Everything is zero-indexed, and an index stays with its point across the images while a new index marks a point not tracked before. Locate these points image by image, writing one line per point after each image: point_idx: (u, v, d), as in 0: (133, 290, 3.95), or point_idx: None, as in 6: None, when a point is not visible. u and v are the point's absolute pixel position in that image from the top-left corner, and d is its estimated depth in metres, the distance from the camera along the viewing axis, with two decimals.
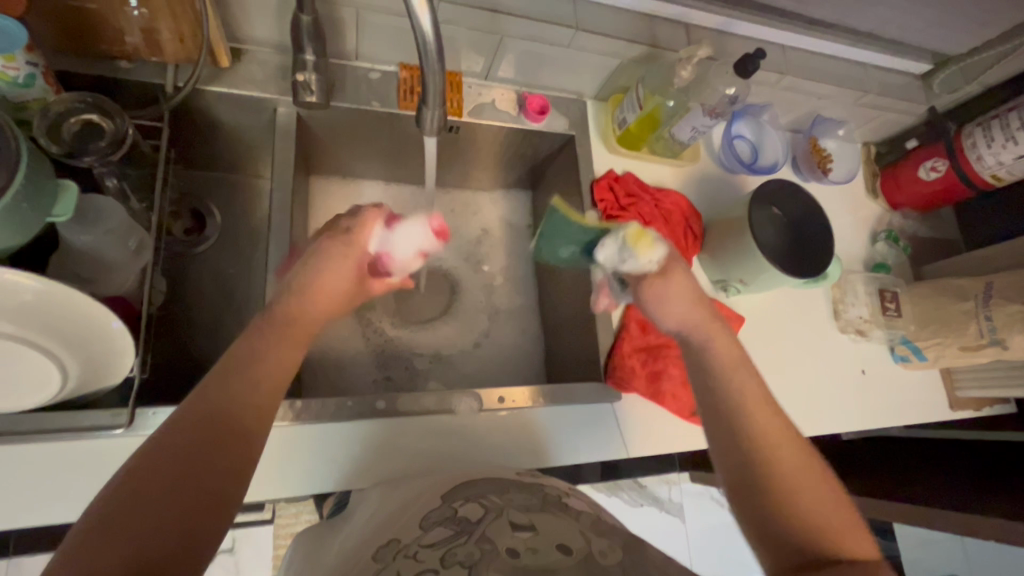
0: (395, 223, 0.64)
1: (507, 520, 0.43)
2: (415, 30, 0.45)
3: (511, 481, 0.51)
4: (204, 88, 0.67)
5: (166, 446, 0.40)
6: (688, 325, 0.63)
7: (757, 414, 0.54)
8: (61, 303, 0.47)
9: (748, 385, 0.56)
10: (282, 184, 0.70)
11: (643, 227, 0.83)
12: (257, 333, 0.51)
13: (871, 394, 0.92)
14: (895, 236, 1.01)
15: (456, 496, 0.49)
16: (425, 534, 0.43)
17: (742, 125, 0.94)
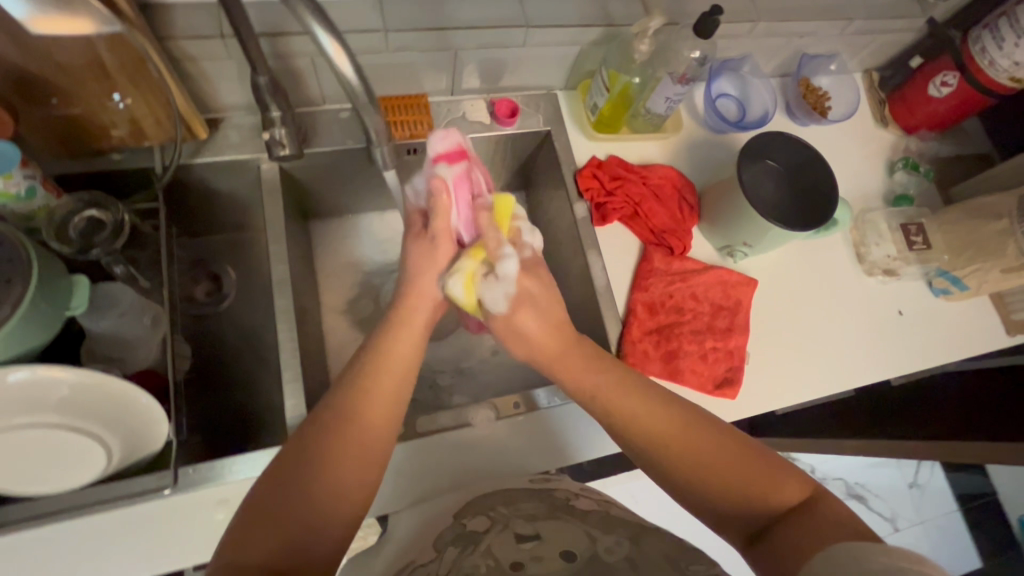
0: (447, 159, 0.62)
1: (513, 532, 0.47)
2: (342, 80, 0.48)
3: (522, 490, 0.55)
4: (190, 162, 0.72)
5: (270, 497, 0.48)
6: (540, 358, 0.64)
7: (643, 411, 0.58)
8: (98, 390, 0.53)
9: (620, 379, 0.60)
10: (277, 236, 0.74)
11: (634, 208, 0.82)
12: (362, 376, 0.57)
13: (912, 334, 0.87)
14: (913, 163, 0.95)
15: (467, 512, 0.52)
16: (439, 555, 0.46)
17: (723, 83, 0.90)
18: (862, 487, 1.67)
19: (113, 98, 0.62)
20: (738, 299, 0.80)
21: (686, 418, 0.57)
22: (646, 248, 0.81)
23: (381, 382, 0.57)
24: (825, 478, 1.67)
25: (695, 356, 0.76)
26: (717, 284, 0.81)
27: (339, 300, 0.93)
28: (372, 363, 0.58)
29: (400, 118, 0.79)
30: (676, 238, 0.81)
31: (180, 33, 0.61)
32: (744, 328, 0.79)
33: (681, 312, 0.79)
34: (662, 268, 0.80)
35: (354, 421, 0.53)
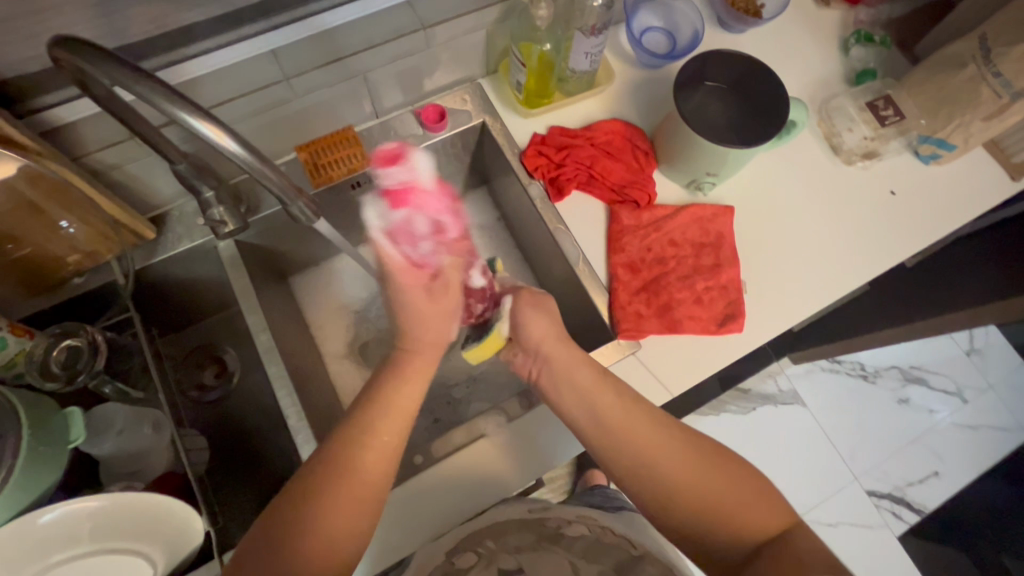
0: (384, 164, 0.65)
1: (498, 567, 0.54)
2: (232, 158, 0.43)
3: (515, 520, 0.62)
4: (147, 265, 0.72)
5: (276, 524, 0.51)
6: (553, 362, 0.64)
7: (638, 441, 0.58)
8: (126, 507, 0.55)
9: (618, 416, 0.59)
10: (252, 309, 0.75)
11: (588, 173, 0.79)
12: (362, 421, 0.57)
13: (909, 211, 0.82)
14: (866, 34, 0.88)
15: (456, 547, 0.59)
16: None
17: (645, 16, 0.86)
18: (918, 369, 1.63)
19: (61, 226, 0.62)
20: (719, 231, 0.78)
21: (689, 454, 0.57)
22: (612, 209, 0.79)
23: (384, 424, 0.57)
24: (879, 370, 1.62)
25: (689, 302, 0.74)
26: (693, 223, 0.78)
27: (338, 346, 0.94)
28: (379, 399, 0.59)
29: (334, 157, 0.78)
30: (638, 190, 0.78)
31: (92, 147, 0.62)
32: (732, 258, 0.76)
33: (664, 262, 0.77)
34: (633, 224, 0.78)
35: (360, 467, 0.54)
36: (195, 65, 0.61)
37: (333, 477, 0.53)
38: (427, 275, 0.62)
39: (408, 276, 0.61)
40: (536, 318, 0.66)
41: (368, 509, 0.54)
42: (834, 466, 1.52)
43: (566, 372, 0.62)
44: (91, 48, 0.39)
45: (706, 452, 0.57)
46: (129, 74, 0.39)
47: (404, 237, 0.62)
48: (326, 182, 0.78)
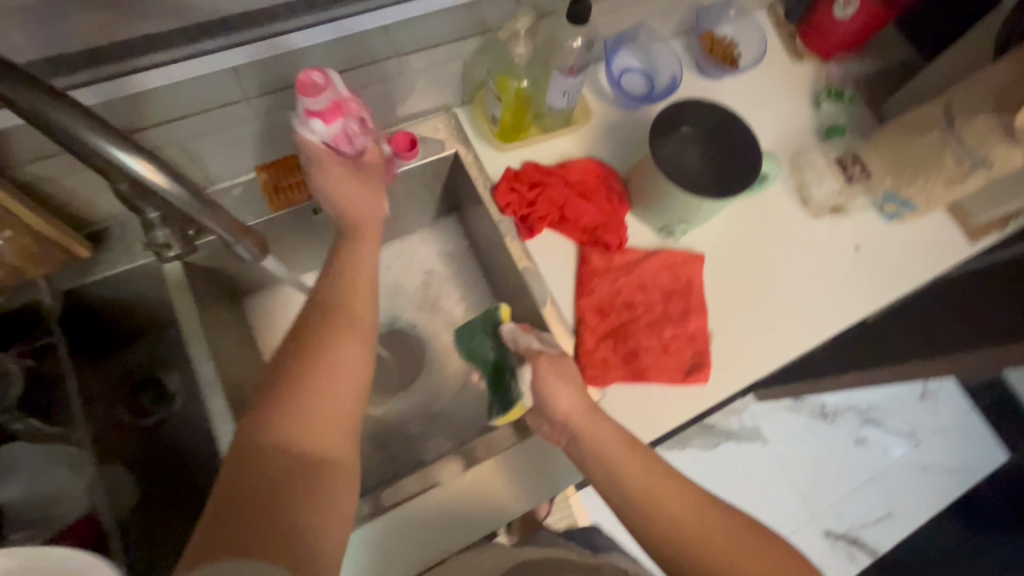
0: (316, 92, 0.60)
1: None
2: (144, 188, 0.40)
3: (568, 564, 0.52)
4: (81, 285, 0.67)
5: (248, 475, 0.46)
6: (576, 438, 0.61)
7: (676, 513, 0.54)
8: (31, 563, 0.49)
9: (658, 486, 0.56)
10: (195, 336, 0.70)
11: (561, 212, 0.77)
12: (316, 347, 0.54)
13: (874, 267, 0.84)
14: (836, 91, 0.91)
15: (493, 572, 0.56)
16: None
17: (624, 57, 0.86)
18: (874, 410, 1.66)
19: None
20: (689, 278, 0.77)
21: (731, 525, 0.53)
22: (583, 249, 0.77)
23: (337, 345, 0.55)
24: (837, 410, 1.65)
25: (656, 350, 0.73)
26: (664, 269, 0.77)
27: None
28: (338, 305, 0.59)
29: (296, 180, 0.74)
30: (610, 232, 0.77)
31: (24, 160, 0.57)
32: (701, 307, 0.76)
33: (632, 307, 0.75)
34: (603, 267, 0.76)
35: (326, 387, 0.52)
36: (149, 76, 0.57)
37: (301, 377, 0.52)
38: (351, 156, 0.70)
39: (337, 159, 0.68)
40: (565, 389, 0.64)
41: (347, 402, 0.53)
42: (793, 504, 1.54)
43: (594, 438, 0.59)
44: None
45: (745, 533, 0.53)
46: (57, 102, 0.36)
47: (343, 142, 0.67)
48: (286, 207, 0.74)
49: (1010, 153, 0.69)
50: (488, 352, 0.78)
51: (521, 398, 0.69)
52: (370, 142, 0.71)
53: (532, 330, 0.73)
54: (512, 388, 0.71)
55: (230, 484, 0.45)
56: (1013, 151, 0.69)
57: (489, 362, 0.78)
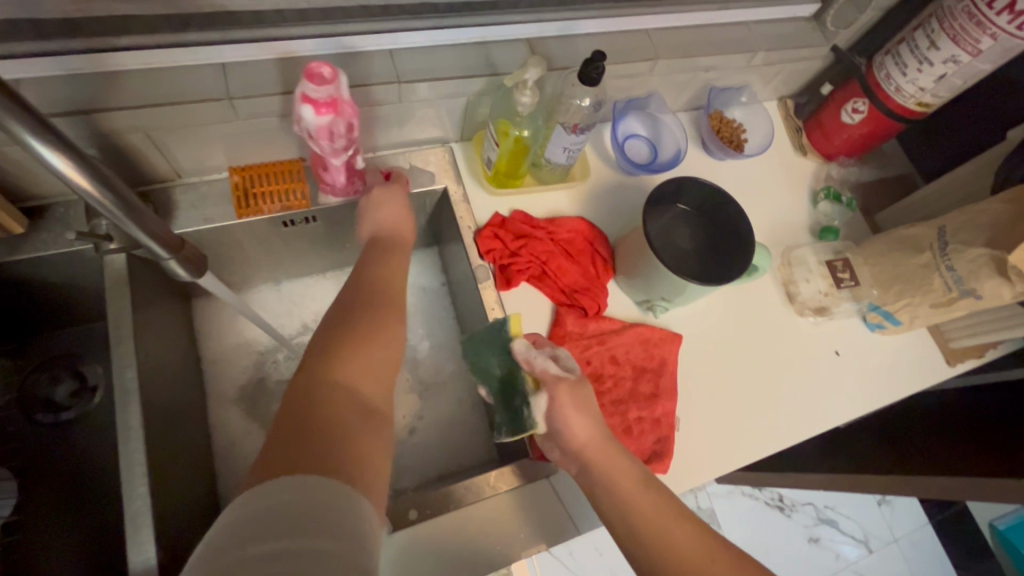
0: (318, 81, 0.54)
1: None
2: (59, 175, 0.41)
3: None
4: (7, 263, 0.61)
5: (309, 403, 0.43)
6: (591, 469, 0.58)
7: (686, 546, 0.52)
8: None
9: (672, 528, 0.53)
10: (124, 338, 0.63)
11: (541, 267, 0.74)
12: (364, 308, 0.54)
13: (850, 377, 0.81)
14: (835, 193, 0.90)
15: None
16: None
17: (632, 123, 0.85)
18: (831, 510, 1.62)
19: None
20: (662, 358, 0.74)
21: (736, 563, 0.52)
22: (558, 311, 0.73)
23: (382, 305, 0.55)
24: (795, 503, 1.61)
25: (617, 431, 0.69)
26: (638, 344, 0.74)
27: (231, 391, 0.82)
28: (374, 288, 0.57)
29: (270, 188, 0.71)
30: (589, 297, 0.74)
31: None
32: (670, 391, 0.72)
33: (600, 380, 0.71)
34: (576, 332, 0.72)
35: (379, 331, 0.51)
36: (123, 57, 0.56)
37: (356, 330, 0.50)
38: (335, 159, 0.64)
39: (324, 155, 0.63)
40: (574, 416, 0.59)
41: (388, 362, 0.51)
42: None
43: (605, 468, 0.57)
44: None
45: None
46: None
47: (325, 137, 0.60)
48: (252, 215, 0.69)
49: (998, 289, 0.68)
50: (494, 368, 0.67)
51: (538, 425, 0.61)
52: (346, 153, 0.64)
53: (541, 346, 0.66)
54: (525, 413, 0.63)
55: (292, 417, 0.42)
56: (1001, 286, 0.68)
57: (494, 377, 0.67)
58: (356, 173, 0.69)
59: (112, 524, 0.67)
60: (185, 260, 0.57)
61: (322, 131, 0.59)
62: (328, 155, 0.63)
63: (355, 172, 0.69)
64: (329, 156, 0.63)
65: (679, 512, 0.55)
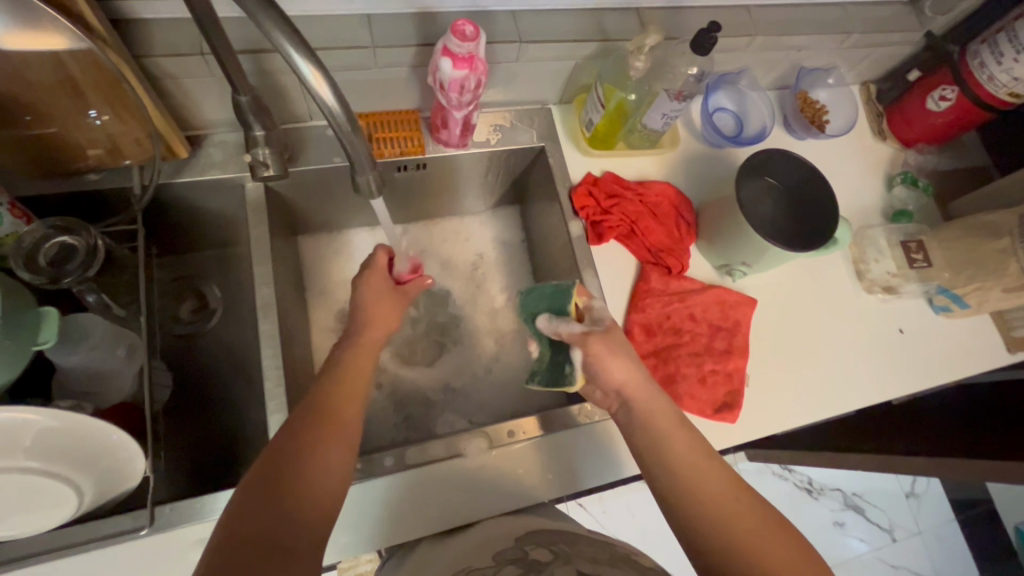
0: (461, 37, 0.59)
1: (575, 568, 0.49)
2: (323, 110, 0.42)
3: None
4: (170, 183, 0.69)
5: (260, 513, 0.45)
6: (634, 405, 0.61)
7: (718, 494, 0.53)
8: (81, 432, 0.50)
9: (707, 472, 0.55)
10: (262, 258, 0.71)
11: (631, 226, 0.79)
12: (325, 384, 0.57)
13: (912, 354, 0.85)
14: (912, 178, 0.93)
15: (531, 541, 0.57)
16: (497, 568, 0.52)
17: (720, 97, 0.89)
18: (859, 498, 1.64)
19: (90, 115, 0.59)
20: (737, 319, 0.79)
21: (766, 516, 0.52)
22: (643, 268, 0.79)
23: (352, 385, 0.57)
24: (823, 488, 1.64)
25: (693, 380, 0.74)
26: (715, 304, 0.79)
27: (327, 316, 0.88)
28: (347, 373, 0.58)
29: (390, 134, 0.77)
30: (673, 257, 0.79)
31: (156, 51, 0.59)
32: (744, 349, 0.77)
33: (679, 334, 0.77)
34: (659, 288, 0.78)
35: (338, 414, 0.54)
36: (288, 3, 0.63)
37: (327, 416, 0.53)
38: (458, 113, 0.70)
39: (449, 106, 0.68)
40: (621, 360, 0.62)
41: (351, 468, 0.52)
42: None
43: (649, 410, 0.59)
44: None
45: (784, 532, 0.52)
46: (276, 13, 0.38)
47: (455, 90, 0.65)
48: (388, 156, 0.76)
49: None
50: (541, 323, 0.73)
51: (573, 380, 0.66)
52: (469, 108, 0.69)
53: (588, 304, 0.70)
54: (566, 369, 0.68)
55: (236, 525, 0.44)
56: None
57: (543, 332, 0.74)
58: (469, 129, 0.75)
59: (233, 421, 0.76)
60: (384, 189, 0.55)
61: (455, 83, 0.64)
62: (454, 108, 0.69)
63: (470, 126, 0.75)
64: (453, 108, 0.69)
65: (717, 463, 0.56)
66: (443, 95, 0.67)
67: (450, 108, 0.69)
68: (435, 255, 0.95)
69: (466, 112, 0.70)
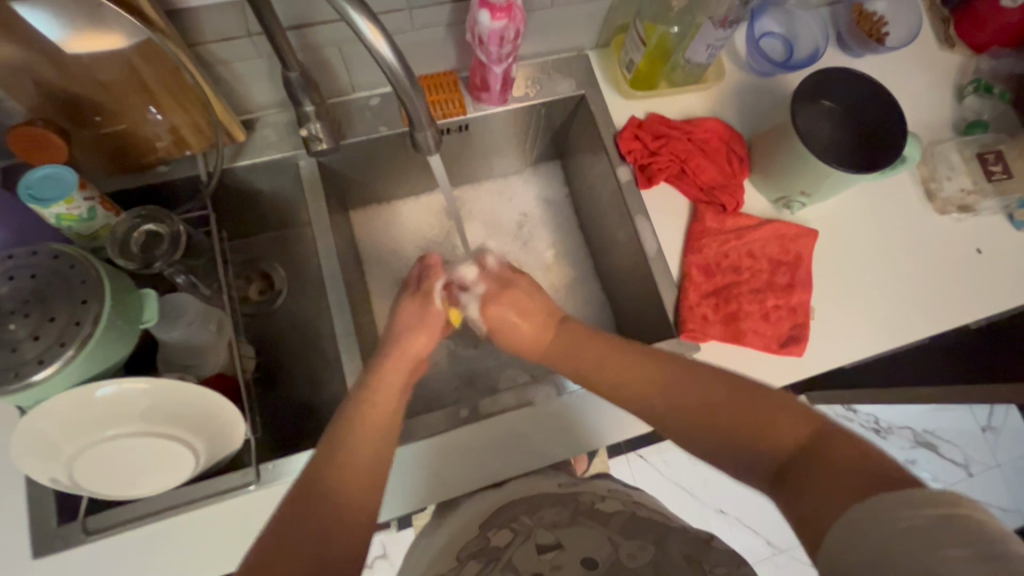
0: None
1: (534, 543, 0.51)
2: (381, 65, 0.45)
3: None
4: (231, 167, 0.72)
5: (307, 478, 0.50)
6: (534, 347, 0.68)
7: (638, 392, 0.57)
8: (190, 398, 0.55)
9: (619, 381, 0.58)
10: (323, 232, 0.74)
11: (681, 166, 0.78)
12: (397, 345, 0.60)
13: (993, 273, 0.80)
14: (986, 85, 0.86)
15: (493, 524, 0.57)
16: (461, 567, 0.52)
17: (767, 20, 0.84)
18: (930, 434, 1.57)
19: (153, 109, 0.62)
20: (799, 252, 0.76)
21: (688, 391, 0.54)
22: (697, 207, 0.78)
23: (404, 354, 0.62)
24: (891, 427, 1.56)
25: (757, 316, 0.73)
26: (775, 239, 0.77)
27: (386, 284, 0.91)
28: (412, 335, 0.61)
29: (432, 97, 0.77)
30: (727, 194, 0.77)
31: (208, 37, 0.61)
32: (808, 282, 0.75)
33: (738, 272, 0.75)
34: (715, 228, 0.76)
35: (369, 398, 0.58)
36: None
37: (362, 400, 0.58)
38: (497, 68, 0.69)
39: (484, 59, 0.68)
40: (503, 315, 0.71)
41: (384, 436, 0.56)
42: None
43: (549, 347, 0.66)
44: None
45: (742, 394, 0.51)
46: None
47: (495, 43, 0.65)
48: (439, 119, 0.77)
49: None
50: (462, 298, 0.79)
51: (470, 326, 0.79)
52: (508, 61, 0.69)
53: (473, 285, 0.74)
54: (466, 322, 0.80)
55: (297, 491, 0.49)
56: None
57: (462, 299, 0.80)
58: (510, 84, 0.74)
59: (311, 389, 0.80)
60: (433, 137, 0.56)
61: (493, 36, 0.64)
62: (493, 62, 0.68)
63: (509, 81, 0.74)
64: (490, 61, 0.68)
65: (655, 366, 0.57)
66: (482, 49, 0.66)
67: (487, 63, 0.69)
68: (481, 217, 0.96)
69: (505, 67, 0.69)
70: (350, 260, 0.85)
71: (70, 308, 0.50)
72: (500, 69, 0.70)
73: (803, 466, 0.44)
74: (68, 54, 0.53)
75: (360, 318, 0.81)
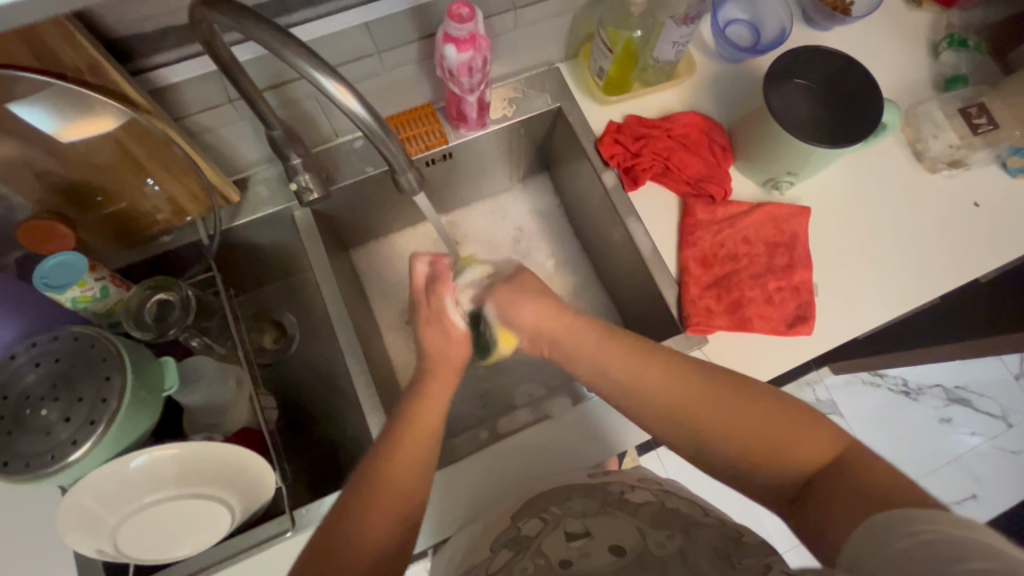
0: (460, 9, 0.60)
1: (564, 530, 0.51)
2: (353, 119, 0.47)
3: None
4: (231, 227, 0.75)
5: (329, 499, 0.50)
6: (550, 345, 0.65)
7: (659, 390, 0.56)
8: (220, 458, 0.57)
9: (643, 376, 0.57)
10: (325, 276, 0.76)
11: (664, 163, 0.79)
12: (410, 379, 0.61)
13: (994, 225, 0.79)
14: (959, 39, 0.85)
15: (523, 515, 0.57)
16: (495, 555, 0.53)
17: (731, 8, 0.85)
18: (963, 390, 1.53)
19: (149, 184, 0.65)
20: (794, 232, 0.77)
21: (710, 394, 0.53)
22: (686, 201, 0.78)
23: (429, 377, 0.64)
24: (922, 388, 1.52)
25: (760, 301, 0.73)
26: (768, 222, 0.77)
27: (393, 316, 0.92)
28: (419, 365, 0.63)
29: (413, 132, 0.79)
30: (714, 183, 0.78)
31: (192, 110, 0.64)
32: (807, 260, 0.75)
33: (736, 259, 0.76)
34: (707, 219, 0.77)
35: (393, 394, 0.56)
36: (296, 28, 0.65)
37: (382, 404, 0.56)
38: (469, 97, 0.71)
39: (455, 89, 0.69)
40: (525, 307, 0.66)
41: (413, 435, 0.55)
42: None
43: (569, 335, 0.63)
44: (246, 14, 0.43)
45: (775, 413, 0.51)
46: (276, 34, 0.43)
47: (464, 74, 0.67)
48: (420, 153, 0.79)
49: None
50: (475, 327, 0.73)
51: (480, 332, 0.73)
52: (480, 88, 0.71)
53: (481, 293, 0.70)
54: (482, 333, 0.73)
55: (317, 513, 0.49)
56: None
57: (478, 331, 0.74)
58: (487, 107, 0.76)
59: (334, 430, 0.82)
60: (415, 175, 0.58)
61: (461, 66, 0.65)
62: (466, 91, 0.70)
63: (485, 106, 0.76)
64: (462, 90, 0.70)
65: (678, 373, 0.56)
66: (454, 81, 0.68)
67: (460, 92, 0.70)
68: (477, 237, 0.98)
69: (477, 94, 0.71)
70: (356, 298, 0.87)
71: (96, 385, 0.52)
72: (473, 97, 0.72)
73: (826, 488, 0.46)
74: (63, 145, 0.56)
75: (372, 353, 0.83)
